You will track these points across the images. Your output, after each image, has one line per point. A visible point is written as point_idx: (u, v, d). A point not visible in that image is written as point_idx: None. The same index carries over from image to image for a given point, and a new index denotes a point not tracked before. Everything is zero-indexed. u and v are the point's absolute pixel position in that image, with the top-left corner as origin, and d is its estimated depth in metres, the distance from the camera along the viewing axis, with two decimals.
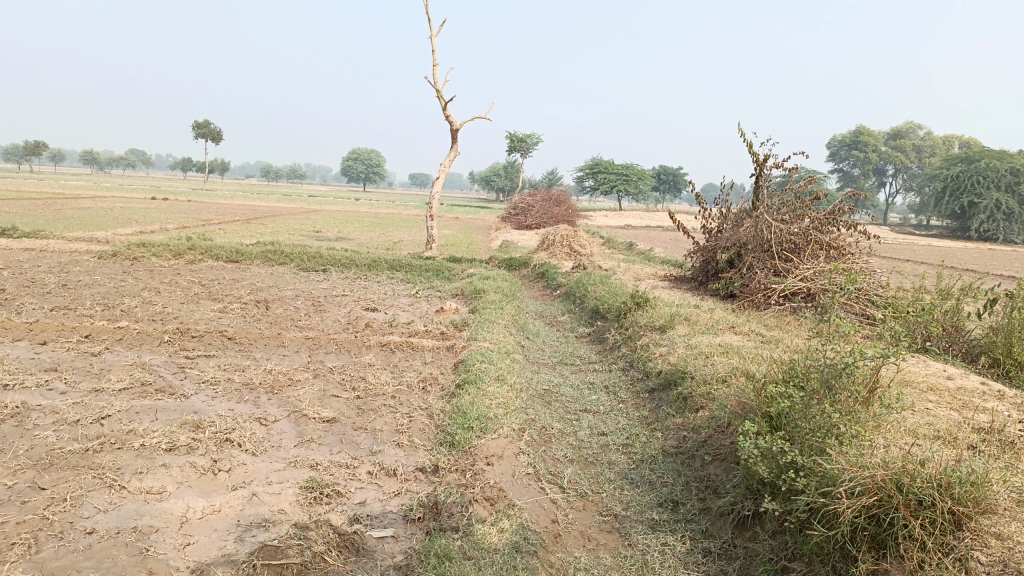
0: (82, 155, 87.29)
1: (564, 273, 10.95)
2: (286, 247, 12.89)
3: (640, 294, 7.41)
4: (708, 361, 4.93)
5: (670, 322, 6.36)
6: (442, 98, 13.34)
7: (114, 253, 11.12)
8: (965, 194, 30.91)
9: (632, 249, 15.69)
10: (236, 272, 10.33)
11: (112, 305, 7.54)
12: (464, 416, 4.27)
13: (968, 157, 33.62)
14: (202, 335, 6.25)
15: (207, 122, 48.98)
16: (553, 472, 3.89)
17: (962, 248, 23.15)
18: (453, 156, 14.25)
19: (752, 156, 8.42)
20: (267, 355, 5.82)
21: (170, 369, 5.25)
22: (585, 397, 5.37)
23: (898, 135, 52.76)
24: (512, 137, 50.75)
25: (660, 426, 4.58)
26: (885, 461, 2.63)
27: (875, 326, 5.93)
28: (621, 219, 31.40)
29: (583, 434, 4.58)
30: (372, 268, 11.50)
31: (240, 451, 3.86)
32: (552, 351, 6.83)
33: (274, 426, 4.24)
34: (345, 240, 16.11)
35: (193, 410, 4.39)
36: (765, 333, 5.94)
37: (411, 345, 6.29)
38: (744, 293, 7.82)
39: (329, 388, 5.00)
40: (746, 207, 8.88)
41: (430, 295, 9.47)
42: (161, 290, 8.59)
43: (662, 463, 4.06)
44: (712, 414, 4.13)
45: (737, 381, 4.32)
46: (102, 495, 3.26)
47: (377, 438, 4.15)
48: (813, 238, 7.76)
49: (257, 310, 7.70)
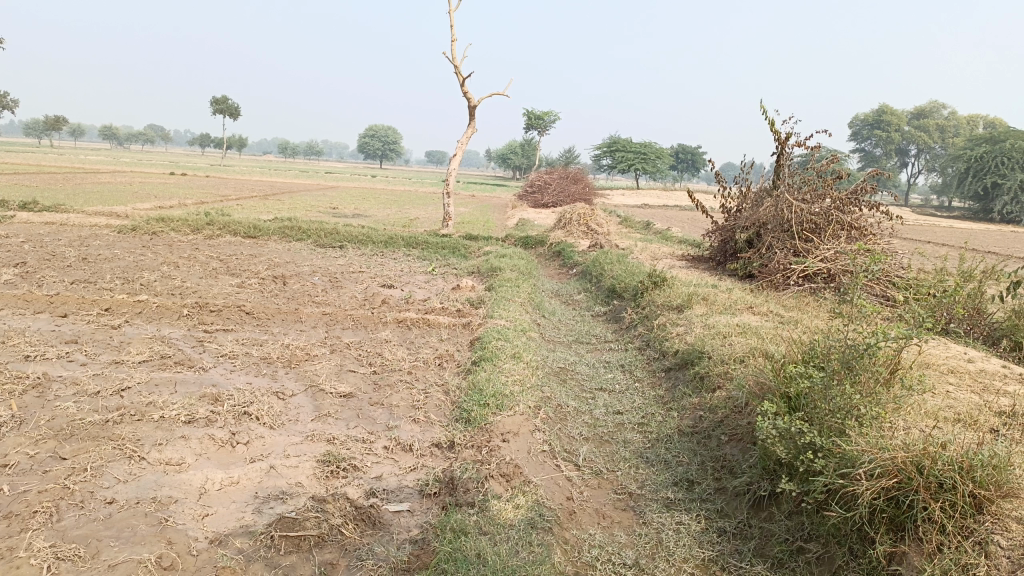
0: (102, 130, 87.77)
1: (580, 252, 10.91)
2: (303, 223, 12.92)
3: (657, 274, 7.37)
4: (726, 341, 4.89)
5: (688, 301, 6.32)
6: (459, 74, 13.25)
7: (133, 228, 11.20)
8: (989, 175, 30.42)
9: (649, 228, 15.59)
10: (253, 248, 10.37)
11: (132, 279, 7.60)
12: (480, 393, 4.27)
13: (993, 137, 33.05)
14: (221, 309, 6.29)
15: (225, 98, 49.07)
16: (569, 450, 3.89)
17: (985, 230, 22.81)
18: (471, 134, 14.18)
19: (773, 134, 8.30)
20: (284, 330, 5.85)
21: (189, 343, 5.29)
22: (601, 376, 5.36)
23: (921, 115, 51.92)
24: (529, 114, 50.44)
25: (676, 405, 4.56)
26: (906, 443, 2.60)
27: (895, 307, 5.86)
28: (639, 198, 31.21)
29: (599, 412, 4.57)
30: (389, 245, 11.51)
31: (257, 424, 3.89)
32: (568, 330, 6.82)
33: (292, 401, 4.26)
34: (362, 217, 16.14)
35: (211, 383, 4.43)
36: (784, 314, 5.89)
37: (428, 322, 6.29)
38: (762, 274, 7.76)
39: (346, 364, 5.01)
40: (766, 186, 8.77)
41: (446, 272, 9.47)
42: (180, 264, 8.65)
43: (678, 442, 4.05)
44: (729, 394, 4.10)
45: (755, 361, 4.29)
46: (122, 466, 3.30)
47: (393, 414, 4.16)
48: (834, 218, 7.67)
49: (274, 285, 7.73)
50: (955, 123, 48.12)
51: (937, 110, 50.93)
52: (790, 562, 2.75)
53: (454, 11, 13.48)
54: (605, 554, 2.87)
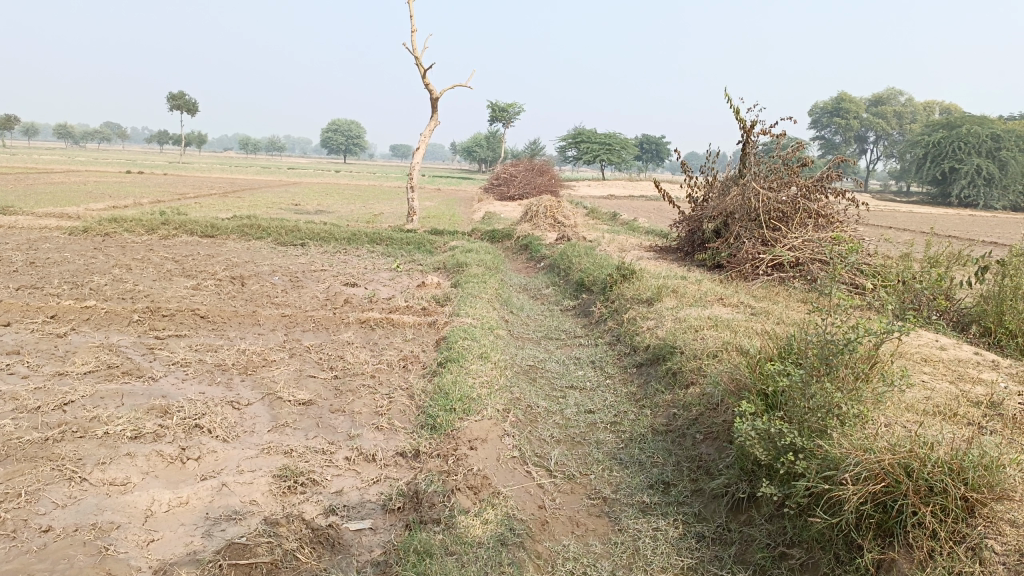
0: (54, 129, 85.36)
1: (548, 245, 10.76)
2: (263, 220, 12.60)
3: (626, 266, 7.24)
4: (697, 335, 4.77)
5: (658, 294, 6.19)
6: (420, 66, 12.98)
7: (85, 229, 10.78)
8: (946, 160, 30.89)
9: (615, 219, 15.51)
10: (211, 248, 10.04)
11: (81, 283, 7.27)
12: (446, 397, 4.09)
13: (949, 123, 33.59)
14: (174, 314, 6.01)
15: (182, 94, 48.10)
16: (539, 454, 3.73)
17: (943, 215, 23.13)
18: (433, 127, 13.94)
19: (738, 122, 8.20)
20: (242, 334, 5.61)
21: (138, 351, 5.03)
22: (572, 373, 5.22)
23: (879, 102, 52.66)
24: (493, 106, 50.17)
25: (649, 403, 4.43)
26: (892, 444, 2.49)
27: (865, 295, 5.80)
28: (604, 189, 31.15)
29: (570, 412, 4.42)
30: (352, 242, 11.26)
31: (210, 438, 3.67)
32: (537, 326, 6.66)
33: (247, 411, 4.04)
34: (325, 213, 15.80)
35: (161, 394, 4.19)
36: (755, 305, 5.79)
37: (392, 322, 6.08)
38: (731, 264, 7.67)
39: (305, 368, 4.80)
40: (733, 175, 8.68)
41: (411, 268, 9.26)
42: (133, 267, 8.31)
43: (653, 442, 3.92)
44: (704, 391, 3.98)
45: (728, 355, 4.17)
46: (61, 489, 3.06)
47: (355, 421, 3.96)
48: (802, 206, 7.59)
49: (232, 286, 7.45)
50: (913, 109, 48.89)
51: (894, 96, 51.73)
52: (772, 569, 2.63)
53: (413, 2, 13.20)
54: (580, 567, 2.72)
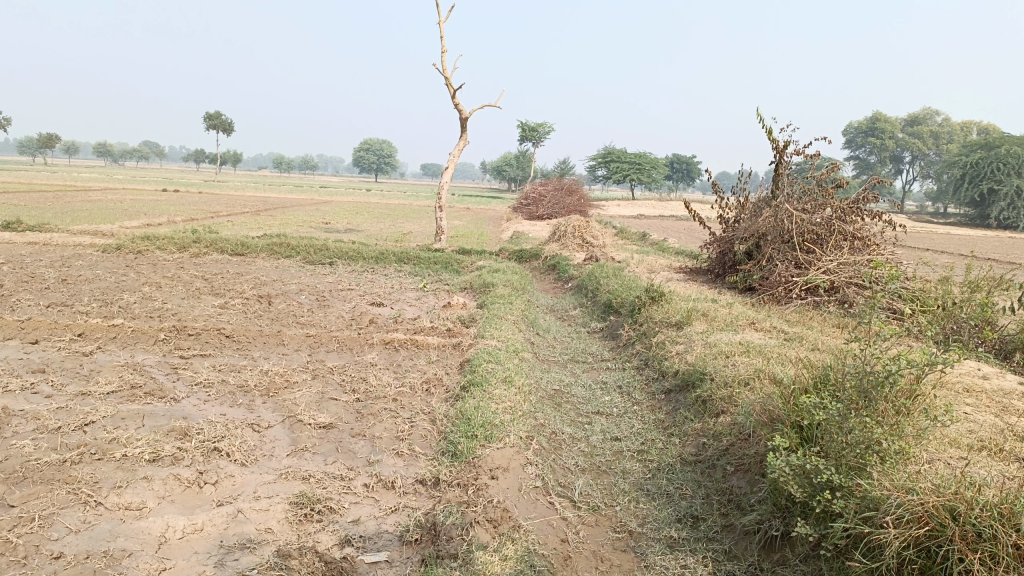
0: (95, 148, 87.45)
1: (576, 265, 10.66)
2: (293, 239, 12.68)
3: (655, 288, 7.11)
4: (728, 361, 4.63)
5: (687, 318, 6.05)
6: (450, 86, 13.02)
7: (118, 247, 10.93)
8: (985, 181, 30.24)
9: (645, 239, 15.36)
10: (240, 266, 10.11)
11: (110, 301, 7.33)
12: (468, 422, 3.99)
13: (988, 143, 32.94)
14: (199, 333, 6.01)
15: (218, 115, 49.02)
16: (563, 484, 3.61)
17: (983, 236, 22.57)
18: (462, 146, 13.95)
19: (771, 143, 8.06)
20: (266, 354, 5.59)
21: (162, 371, 5.02)
22: (598, 399, 5.09)
23: (915, 121, 51.87)
24: (523, 126, 50.36)
25: (677, 431, 4.30)
26: (937, 484, 2.34)
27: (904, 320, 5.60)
28: (634, 208, 31.03)
29: (596, 439, 4.30)
30: (380, 261, 11.26)
31: (228, 461, 3.61)
32: (563, 348, 6.55)
33: (267, 434, 3.99)
34: (354, 232, 15.87)
35: (182, 416, 4.15)
36: (788, 330, 5.62)
37: (416, 343, 6.02)
38: (763, 287, 7.50)
39: (327, 391, 4.74)
40: (765, 197, 8.52)
41: (437, 288, 9.22)
42: (163, 285, 8.37)
43: (681, 473, 3.79)
44: (734, 420, 3.84)
45: (760, 384, 4.02)
46: (76, 513, 3.02)
47: (376, 446, 3.88)
48: (836, 228, 7.41)
49: (259, 305, 7.45)
50: (949, 129, 48.10)
51: (930, 116, 50.95)
52: None
53: (443, 23, 13.27)
54: None
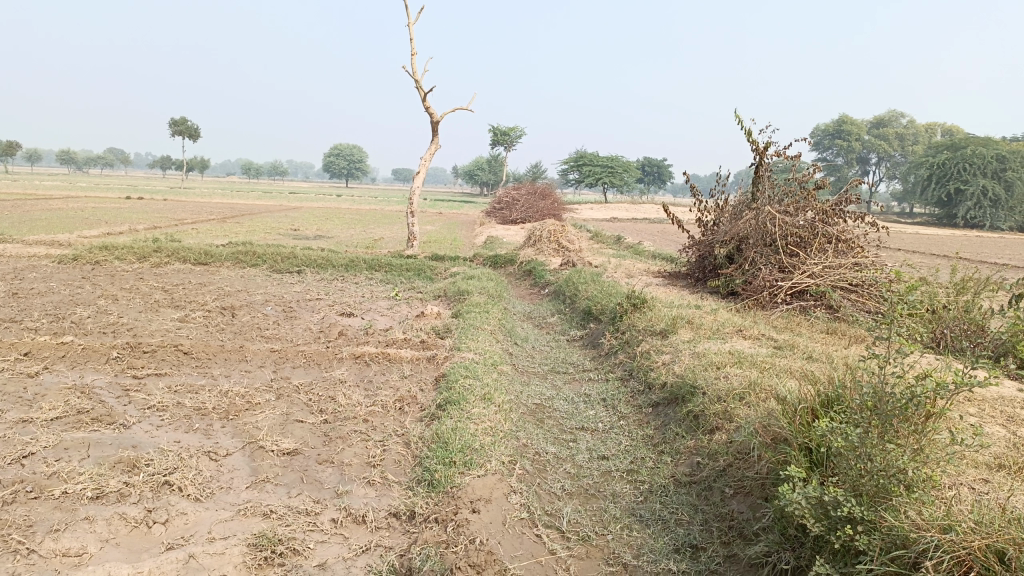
0: (58, 155, 85.65)
1: (552, 271, 10.40)
2: (259, 247, 12.26)
3: (636, 294, 6.86)
4: (719, 373, 4.37)
5: (672, 325, 5.79)
6: (421, 89, 12.70)
7: (74, 257, 10.44)
8: (952, 181, 30.58)
9: (620, 242, 15.14)
10: (204, 276, 9.70)
11: (62, 316, 6.90)
12: (445, 446, 3.69)
13: (953, 144, 33.35)
14: (155, 350, 5.63)
15: (184, 120, 48.13)
16: (550, 512, 3.33)
17: (952, 236, 22.71)
18: (434, 150, 13.63)
19: (751, 144, 7.84)
20: (227, 372, 5.23)
21: (113, 393, 4.64)
22: (582, 413, 4.82)
23: (881, 123, 52.49)
24: (494, 130, 50.13)
25: (668, 449, 4.04)
26: (978, 524, 2.10)
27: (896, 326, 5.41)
28: (607, 211, 31.02)
29: (582, 459, 4.03)
30: (350, 268, 10.90)
31: (180, 497, 3.27)
32: (543, 359, 6.27)
33: (225, 463, 3.65)
34: (324, 239, 15.46)
35: (132, 445, 3.80)
36: (776, 337, 5.40)
37: (388, 357, 5.69)
38: (746, 291, 7.29)
39: (293, 412, 4.40)
40: (745, 199, 8.32)
41: (410, 297, 8.89)
42: (120, 297, 7.95)
43: (675, 496, 3.52)
44: (731, 437, 3.58)
45: (758, 398, 3.77)
46: (4, 564, 2.67)
47: (345, 475, 3.57)
48: (820, 230, 7.22)
49: (221, 318, 7.07)
50: (914, 131, 48.78)
51: (895, 118, 51.64)
52: None
53: (412, 24, 12.94)
54: None
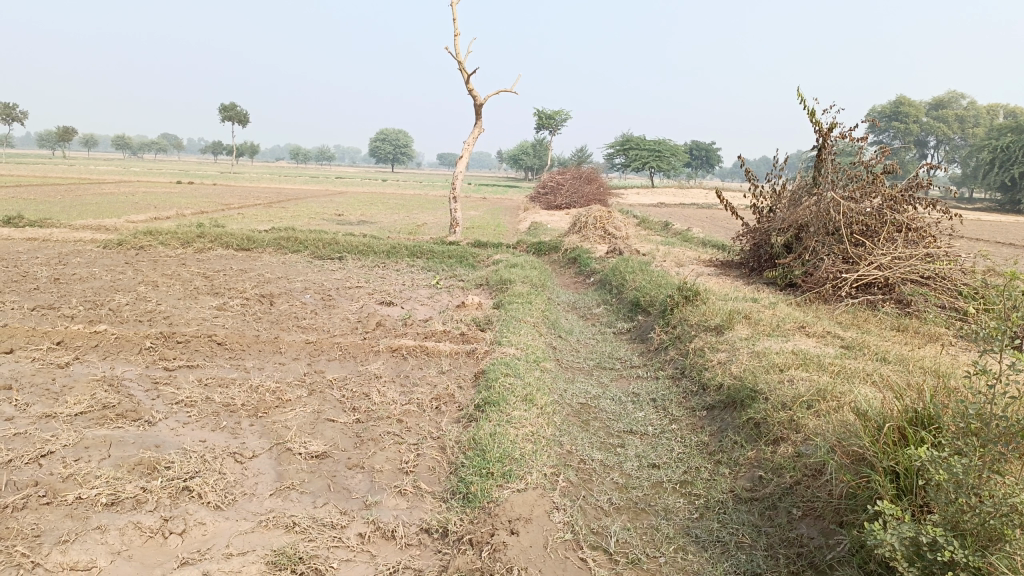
0: (113, 141, 87.87)
1: (598, 258, 10.05)
2: (301, 232, 12.15)
3: (688, 285, 6.49)
4: (783, 376, 4.00)
5: (728, 321, 5.42)
6: (464, 71, 12.40)
7: (119, 242, 10.44)
8: (1016, 165, 29.17)
9: (668, 230, 14.63)
10: (244, 262, 9.59)
11: (100, 303, 6.82)
12: (483, 454, 3.41)
13: (1019, 127, 31.80)
14: (189, 340, 5.46)
15: (234, 105, 48.72)
16: (596, 531, 3.03)
17: (1017, 224, 21.58)
18: (477, 134, 13.33)
19: (814, 125, 7.36)
20: (260, 365, 5.04)
21: (141, 387, 4.47)
22: (630, 415, 4.50)
23: (941, 105, 50.48)
24: (540, 114, 49.68)
25: (726, 460, 3.70)
26: None
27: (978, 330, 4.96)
28: (653, 196, 30.41)
29: (630, 467, 3.72)
30: (392, 255, 10.70)
31: (199, 505, 3.06)
32: (588, 353, 5.96)
33: (250, 466, 3.44)
34: (367, 224, 15.36)
35: (155, 444, 3.61)
36: (843, 336, 4.98)
37: (426, 350, 5.44)
38: (806, 283, 6.86)
39: (325, 410, 4.18)
40: (804, 184, 7.83)
41: (451, 285, 8.65)
42: (159, 283, 7.86)
43: (736, 514, 3.20)
44: (799, 451, 3.24)
45: (829, 407, 3.40)
46: None
47: (375, 483, 3.32)
48: (888, 219, 6.74)
49: (259, 306, 6.91)
50: (976, 113, 46.85)
51: (955, 100, 49.61)
52: None
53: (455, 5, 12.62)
54: None
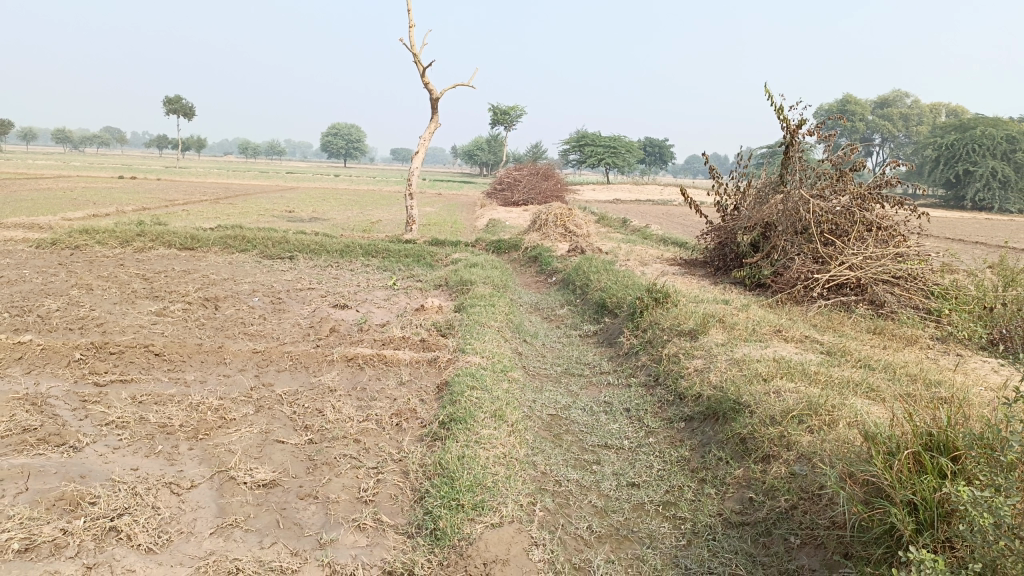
0: (53, 135, 84.84)
1: (559, 257, 9.79)
2: (250, 230, 11.62)
3: (658, 287, 6.25)
4: (768, 387, 3.76)
5: (702, 325, 5.19)
6: (420, 63, 12.00)
7: (52, 241, 9.81)
8: (960, 163, 29.82)
9: (627, 227, 14.44)
10: (189, 262, 9.08)
11: (27, 309, 6.28)
12: (451, 482, 3.10)
13: (962, 125, 32.59)
14: (123, 351, 5.01)
15: (178, 97, 47.13)
16: (578, 566, 2.75)
17: (962, 220, 21.99)
18: (434, 129, 12.95)
19: (782, 121, 7.19)
20: (203, 378, 4.63)
21: (67, 406, 4.03)
22: (603, 427, 4.22)
23: (886, 104, 51.58)
24: (494, 109, 49.38)
25: (710, 477, 3.46)
26: None
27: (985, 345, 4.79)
28: (609, 193, 30.38)
29: (608, 487, 3.45)
30: (345, 254, 10.28)
31: (128, 549, 2.67)
32: (555, 358, 5.68)
33: (189, 498, 3.06)
34: (319, 221, 14.86)
35: (80, 475, 3.20)
36: (822, 341, 4.79)
37: (384, 359, 5.09)
38: (776, 283, 6.69)
39: (274, 430, 3.81)
40: (770, 181, 7.66)
41: (409, 286, 8.29)
42: (95, 286, 7.33)
43: (726, 541, 2.94)
44: (794, 471, 3.00)
45: (824, 425, 3.18)
46: None
47: (330, 515, 2.98)
48: (858, 218, 6.61)
49: (203, 312, 6.46)
50: (919, 111, 48.04)
51: (900, 98, 50.79)
52: None
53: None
54: None
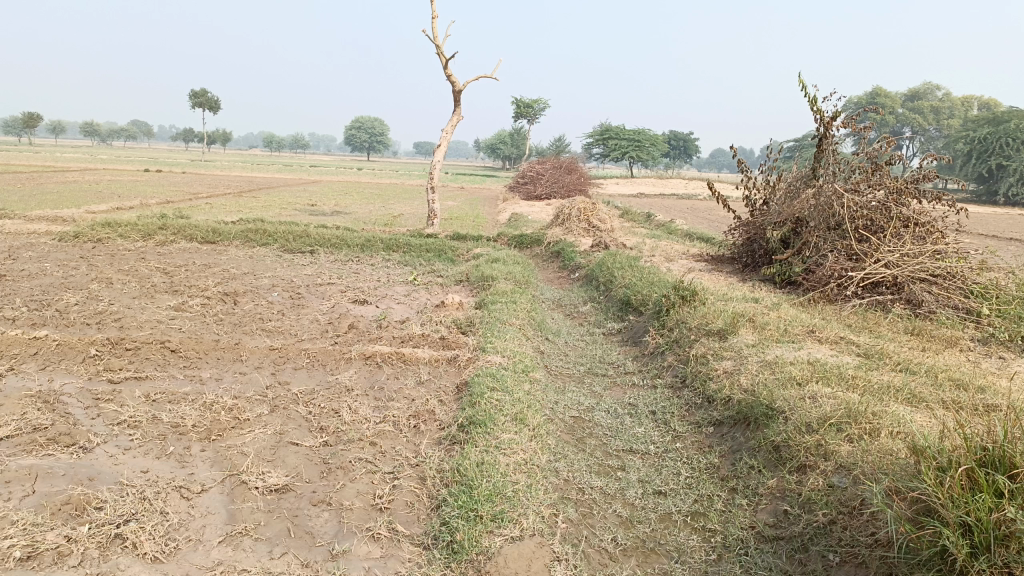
0: (82, 128, 85.97)
1: (582, 253, 9.62)
2: (271, 224, 11.56)
3: (684, 284, 6.08)
4: (803, 392, 3.58)
5: (731, 324, 5.00)
6: (443, 56, 11.87)
7: (75, 234, 9.82)
8: (993, 157, 29.06)
9: (652, 222, 14.19)
10: (210, 256, 9.04)
11: (47, 303, 6.25)
12: (470, 490, 2.96)
13: (995, 119, 31.79)
14: (139, 347, 4.93)
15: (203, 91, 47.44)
16: None
17: (995, 216, 21.36)
18: (456, 122, 12.81)
19: (815, 113, 6.96)
20: (219, 375, 4.53)
21: (80, 404, 3.96)
22: (628, 430, 4.07)
23: (916, 96, 50.55)
24: (518, 103, 49.20)
25: (741, 487, 3.29)
26: None
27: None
28: (632, 187, 30.08)
29: (634, 496, 3.29)
30: (366, 248, 10.19)
31: (133, 558, 2.57)
32: (578, 357, 5.52)
33: (199, 503, 2.96)
34: (341, 215, 14.80)
35: (89, 477, 3.10)
36: (857, 343, 4.58)
37: (403, 357, 4.97)
38: (807, 281, 6.48)
39: (289, 431, 3.70)
40: (802, 175, 7.42)
41: (429, 281, 8.16)
42: (115, 280, 7.29)
43: (760, 557, 2.77)
44: (832, 483, 2.82)
45: (864, 435, 2.99)
46: None
47: (344, 524, 2.86)
48: (894, 213, 6.37)
49: (222, 307, 6.38)
50: (951, 104, 47.02)
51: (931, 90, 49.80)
52: None
53: None
54: None
